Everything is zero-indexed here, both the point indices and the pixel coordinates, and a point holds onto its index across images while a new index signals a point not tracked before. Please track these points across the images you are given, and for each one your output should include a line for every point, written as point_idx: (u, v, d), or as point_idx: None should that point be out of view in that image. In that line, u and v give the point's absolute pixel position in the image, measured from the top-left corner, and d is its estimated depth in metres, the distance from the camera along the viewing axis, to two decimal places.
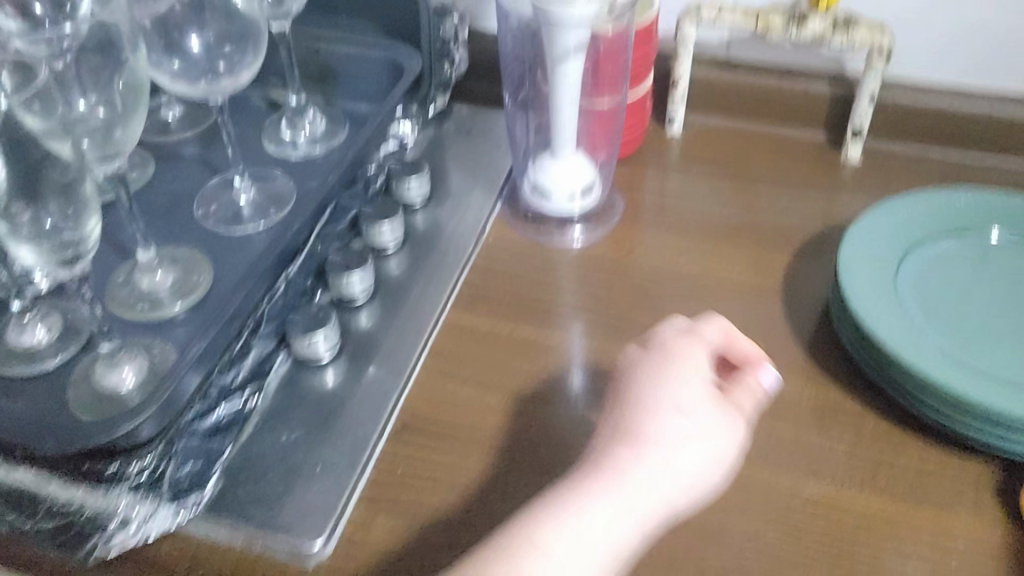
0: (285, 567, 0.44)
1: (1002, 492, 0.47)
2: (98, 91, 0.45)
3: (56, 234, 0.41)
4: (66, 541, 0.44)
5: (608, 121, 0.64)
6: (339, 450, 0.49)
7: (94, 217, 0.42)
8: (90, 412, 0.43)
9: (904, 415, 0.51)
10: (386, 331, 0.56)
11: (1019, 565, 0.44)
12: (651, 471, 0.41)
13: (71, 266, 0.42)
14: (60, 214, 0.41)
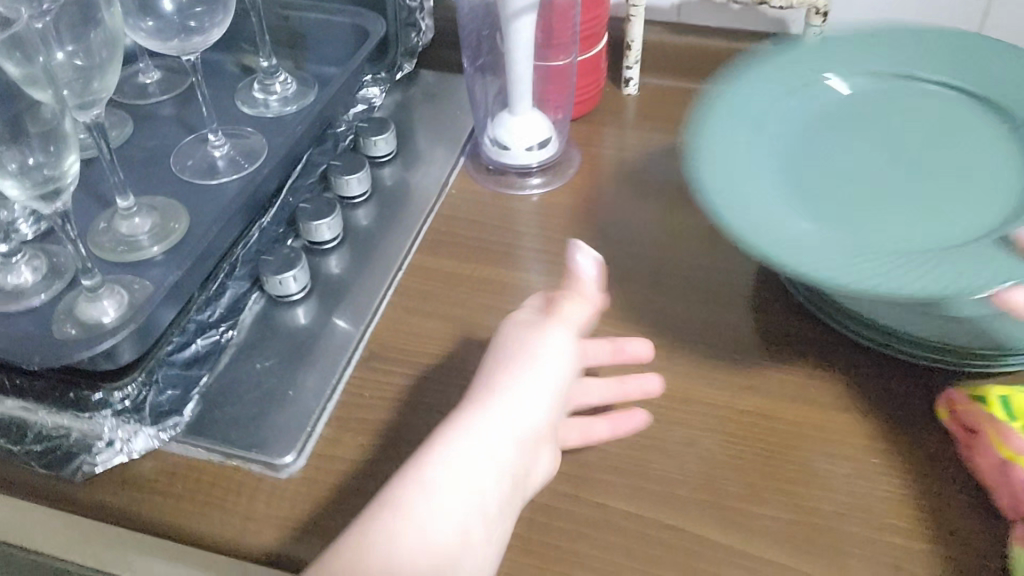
0: (259, 478, 0.48)
1: (926, 399, 0.51)
2: (76, 43, 0.49)
3: (38, 169, 0.44)
4: (54, 460, 0.48)
5: (562, 79, 0.67)
6: (310, 377, 0.53)
7: (72, 155, 0.45)
8: (72, 335, 0.48)
9: (834, 336, 0.55)
10: (354, 274, 0.60)
11: (936, 460, 0.48)
12: (483, 447, 0.41)
13: (52, 202, 0.45)
14: (41, 151, 0.44)
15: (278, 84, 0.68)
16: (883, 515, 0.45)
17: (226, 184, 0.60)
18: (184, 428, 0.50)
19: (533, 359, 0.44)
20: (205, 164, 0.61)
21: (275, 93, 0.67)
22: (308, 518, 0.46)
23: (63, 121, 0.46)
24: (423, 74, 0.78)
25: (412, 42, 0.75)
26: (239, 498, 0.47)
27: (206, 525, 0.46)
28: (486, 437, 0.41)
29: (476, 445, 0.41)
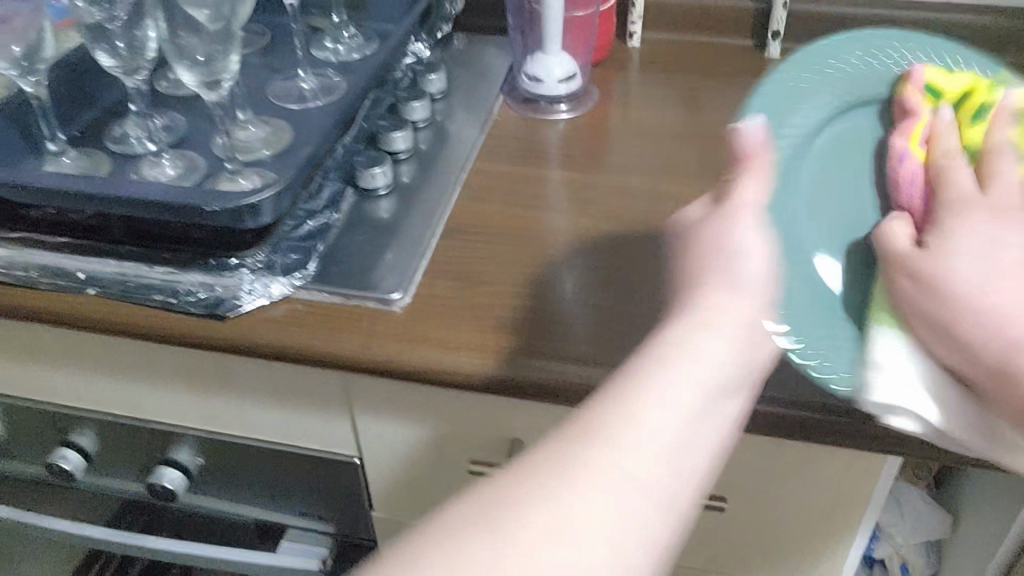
0: (376, 311, 0.61)
1: None
2: None
3: (210, 63, 0.60)
4: (211, 304, 0.60)
5: (585, 28, 0.82)
6: (403, 245, 0.66)
7: (234, 55, 0.61)
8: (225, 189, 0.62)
9: None
10: (423, 177, 0.73)
11: None
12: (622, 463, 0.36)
13: (217, 88, 0.61)
14: (213, 51, 0.60)
15: (347, 38, 0.82)
16: None
17: (316, 107, 0.73)
18: (309, 278, 0.62)
19: (740, 273, 0.43)
20: (296, 95, 0.74)
21: (344, 45, 0.81)
22: (419, 333, 0.59)
23: (229, 31, 0.62)
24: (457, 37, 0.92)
25: (447, 11, 0.89)
26: (361, 324, 0.60)
27: (337, 345, 0.58)
28: (692, 364, 0.40)
29: (681, 367, 0.39)
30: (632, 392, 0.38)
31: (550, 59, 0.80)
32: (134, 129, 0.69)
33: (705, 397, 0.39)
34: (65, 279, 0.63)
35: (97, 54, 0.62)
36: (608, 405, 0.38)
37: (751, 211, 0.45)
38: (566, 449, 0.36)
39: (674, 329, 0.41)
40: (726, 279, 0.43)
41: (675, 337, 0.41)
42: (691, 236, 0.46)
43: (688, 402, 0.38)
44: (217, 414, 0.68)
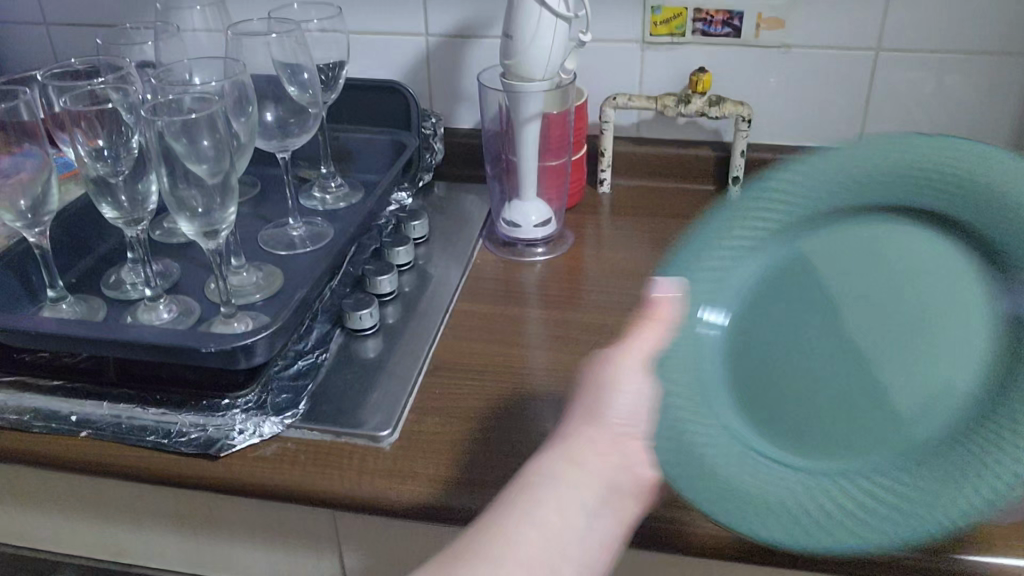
0: (365, 448, 0.62)
1: None
2: (238, 116, 0.70)
3: (209, 215, 0.64)
4: (202, 445, 0.62)
5: (558, 176, 0.86)
6: (391, 383, 0.68)
7: (233, 205, 0.65)
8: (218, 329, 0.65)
9: None
10: (408, 318, 0.76)
11: None
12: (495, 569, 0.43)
13: (213, 236, 0.65)
14: (212, 202, 0.64)
15: (333, 188, 0.86)
16: None
17: (305, 253, 0.76)
18: (300, 417, 0.64)
19: (629, 395, 0.49)
20: (286, 242, 0.78)
21: (331, 194, 0.85)
22: (410, 470, 0.60)
23: (230, 179, 0.66)
24: (437, 184, 0.97)
25: (428, 161, 0.93)
26: (352, 461, 0.61)
27: (330, 485, 0.60)
28: (580, 475, 0.47)
29: (568, 478, 0.47)
30: (527, 496, 0.46)
31: (525, 206, 0.84)
32: (129, 275, 0.72)
33: (590, 503, 0.46)
34: (58, 422, 0.64)
35: (101, 207, 0.65)
36: (504, 507, 0.46)
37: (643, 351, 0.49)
38: (469, 549, 0.44)
39: (569, 437, 0.48)
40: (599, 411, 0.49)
41: (561, 456, 0.48)
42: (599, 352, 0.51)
43: (575, 510, 0.46)
44: (203, 552, 0.70)
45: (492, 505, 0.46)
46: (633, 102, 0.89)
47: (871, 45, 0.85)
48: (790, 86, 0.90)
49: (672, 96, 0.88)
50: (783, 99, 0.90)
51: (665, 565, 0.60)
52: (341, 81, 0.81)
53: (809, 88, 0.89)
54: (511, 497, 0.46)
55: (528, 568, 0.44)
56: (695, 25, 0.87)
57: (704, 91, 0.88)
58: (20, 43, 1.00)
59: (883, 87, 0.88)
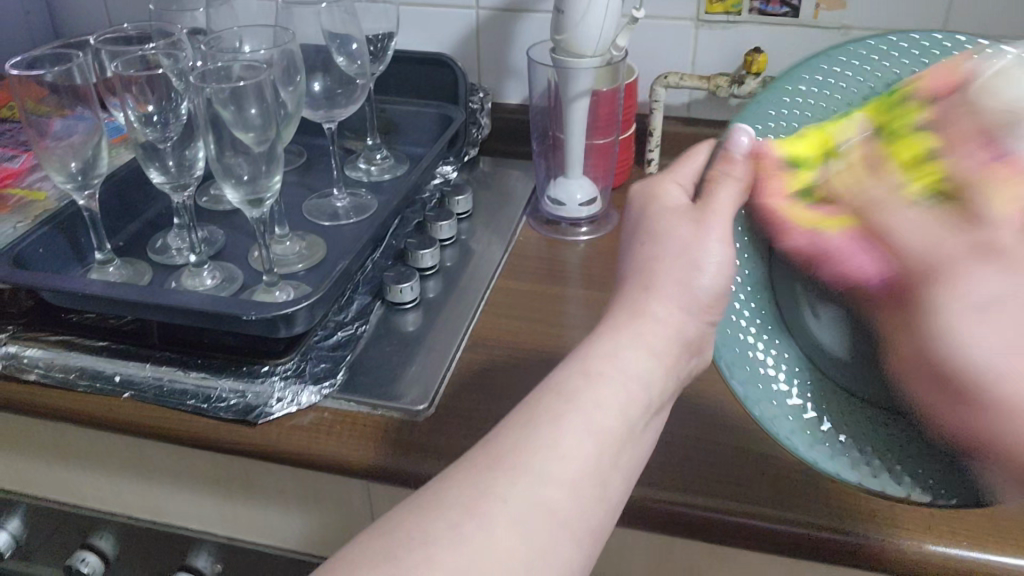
0: (401, 421, 0.63)
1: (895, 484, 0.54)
2: (287, 84, 0.69)
3: (253, 183, 0.64)
4: (241, 411, 0.62)
5: (605, 154, 0.85)
6: (428, 359, 0.68)
7: (278, 175, 0.65)
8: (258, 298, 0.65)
9: None
10: (449, 293, 0.76)
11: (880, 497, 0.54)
12: (558, 436, 0.39)
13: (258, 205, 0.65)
14: (257, 169, 0.64)
15: (379, 161, 0.86)
16: None
17: (349, 225, 0.77)
18: (337, 387, 0.64)
19: (688, 285, 0.44)
20: (330, 212, 0.78)
21: (377, 166, 0.85)
22: (445, 446, 0.60)
23: (275, 148, 0.66)
24: (482, 160, 0.96)
25: (473, 136, 0.93)
26: (387, 432, 0.62)
27: (365, 455, 0.60)
28: (606, 394, 0.41)
29: (617, 384, 0.41)
30: (552, 413, 0.40)
31: (570, 183, 0.84)
32: (176, 241, 0.73)
33: (631, 418, 0.41)
34: (103, 382, 0.65)
35: (149, 171, 0.65)
36: (547, 390, 0.41)
37: (720, 220, 0.46)
38: (497, 457, 0.39)
39: (608, 342, 0.43)
40: (676, 286, 0.45)
41: (610, 332, 0.43)
42: (644, 231, 0.48)
43: (607, 430, 0.40)
44: (243, 517, 0.71)
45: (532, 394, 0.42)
46: (684, 81, 0.87)
47: (935, 29, 0.83)
48: None
49: (725, 76, 0.86)
50: None
51: (698, 553, 0.59)
52: (389, 52, 0.80)
53: None
54: (536, 411, 0.40)
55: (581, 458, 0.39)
56: (752, 3, 0.85)
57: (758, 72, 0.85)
58: (78, 11, 1.01)
59: None
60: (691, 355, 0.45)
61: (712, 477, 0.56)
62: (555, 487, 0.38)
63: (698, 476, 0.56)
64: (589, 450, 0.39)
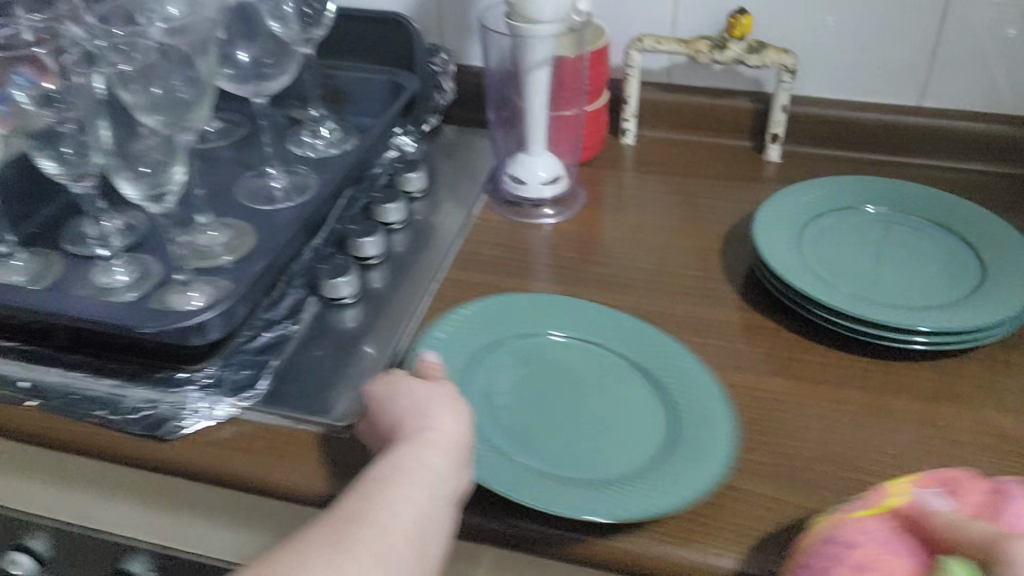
0: (324, 438, 0.56)
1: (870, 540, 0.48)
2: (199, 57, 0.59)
3: (153, 178, 0.57)
4: (150, 426, 0.57)
5: (570, 126, 0.78)
6: (363, 363, 0.62)
7: (178, 169, 0.58)
8: (170, 302, 0.59)
9: (801, 322, 0.64)
10: (394, 286, 0.69)
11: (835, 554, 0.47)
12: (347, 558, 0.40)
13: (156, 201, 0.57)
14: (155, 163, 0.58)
15: (326, 134, 0.79)
16: (847, 453, 0.54)
17: (285, 209, 0.70)
18: (259, 398, 0.59)
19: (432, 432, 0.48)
20: (264, 196, 0.71)
21: (323, 140, 0.78)
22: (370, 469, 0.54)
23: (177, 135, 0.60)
24: (445, 129, 0.89)
25: (436, 102, 0.85)
26: (308, 451, 0.55)
27: (280, 479, 0.54)
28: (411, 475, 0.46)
29: (397, 504, 0.44)
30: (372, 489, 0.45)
31: (534, 161, 0.76)
32: (92, 229, 0.66)
33: (414, 524, 0.43)
34: (6, 388, 0.60)
35: (42, 159, 0.59)
36: (334, 522, 0.43)
37: (443, 387, 0.52)
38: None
39: (378, 479, 0.45)
40: (417, 426, 0.49)
41: (372, 481, 0.45)
42: (389, 412, 0.51)
43: (408, 508, 0.44)
44: (171, 528, 0.66)
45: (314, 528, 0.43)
46: (661, 45, 0.79)
47: None
48: (843, 32, 0.79)
49: (706, 40, 0.78)
50: (835, 46, 0.80)
51: None
52: (329, 14, 0.71)
53: (864, 34, 0.78)
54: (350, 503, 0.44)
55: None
56: None
57: (742, 36, 0.77)
58: None
59: (952, 36, 0.76)
60: (460, 477, 0.47)
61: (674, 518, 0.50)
62: None
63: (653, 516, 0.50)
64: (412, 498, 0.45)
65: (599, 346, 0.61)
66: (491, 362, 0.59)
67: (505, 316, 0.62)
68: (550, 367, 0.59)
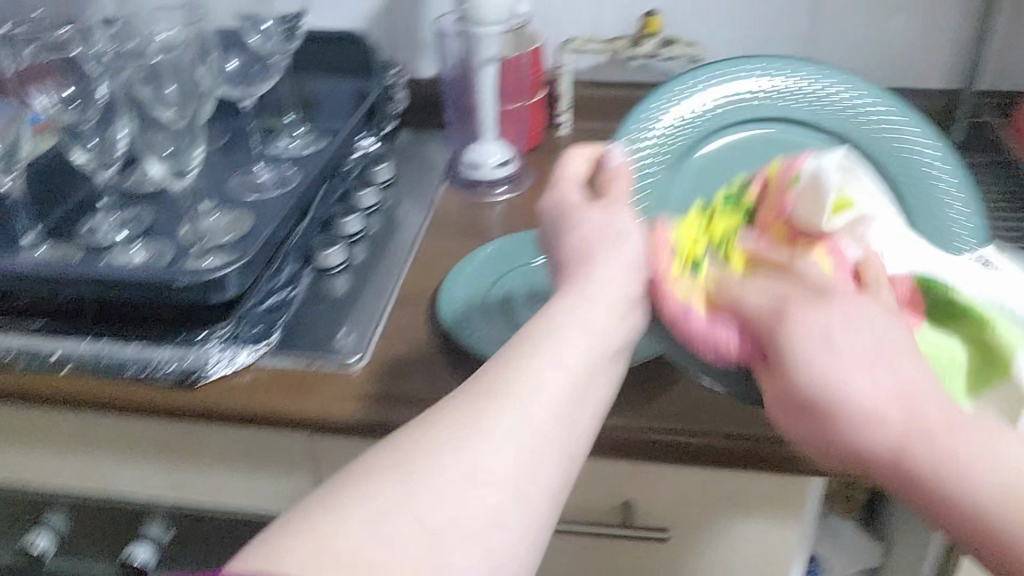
0: (335, 375, 0.66)
1: None
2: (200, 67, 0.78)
3: (175, 161, 0.74)
4: (180, 373, 0.65)
5: (516, 119, 0.91)
6: (358, 319, 0.71)
7: (194, 152, 0.75)
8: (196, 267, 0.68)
9: None
10: (376, 257, 0.79)
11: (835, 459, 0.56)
12: (455, 458, 0.37)
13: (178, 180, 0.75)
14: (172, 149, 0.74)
15: (299, 136, 0.89)
16: None
17: (272, 197, 0.79)
18: (273, 347, 0.68)
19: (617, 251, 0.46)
20: (254, 187, 0.80)
21: (297, 142, 0.88)
22: (377, 393, 0.64)
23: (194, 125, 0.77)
24: (402, 132, 0.99)
25: (391, 110, 0.95)
26: (322, 386, 0.65)
27: (304, 409, 0.63)
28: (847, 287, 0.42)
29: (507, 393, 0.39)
30: (507, 365, 0.40)
31: (487, 146, 0.89)
32: (104, 221, 0.74)
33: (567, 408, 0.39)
34: (41, 360, 0.66)
35: (77, 152, 0.74)
36: (466, 407, 0.39)
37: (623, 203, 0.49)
38: (434, 443, 0.37)
39: (539, 337, 0.41)
40: (584, 267, 0.45)
41: (532, 346, 0.41)
42: (570, 220, 0.48)
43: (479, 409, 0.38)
44: (185, 482, 0.72)
45: (433, 420, 0.38)
46: (587, 46, 0.92)
47: None
48: (737, 28, 0.93)
49: (625, 39, 0.92)
50: (732, 40, 0.94)
51: (624, 472, 0.63)
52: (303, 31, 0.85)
53: (750, 32, 0.93)
54: (476, 392, 0.39)
55: (451, 474, 0.36)
56: None
57: (655, 33, 0.91)
58: None
59: (825, 25, 0.91)
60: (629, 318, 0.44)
61: (660, 400, 0.60)
62: (427, 487, 0.35)
63: (638, 401, 0.59)
64: (550, 411, 0.39)
65: None
66: (496, 289, 0.72)
67: (509, 255, 0.76)
68: (546, 283, 0.73)
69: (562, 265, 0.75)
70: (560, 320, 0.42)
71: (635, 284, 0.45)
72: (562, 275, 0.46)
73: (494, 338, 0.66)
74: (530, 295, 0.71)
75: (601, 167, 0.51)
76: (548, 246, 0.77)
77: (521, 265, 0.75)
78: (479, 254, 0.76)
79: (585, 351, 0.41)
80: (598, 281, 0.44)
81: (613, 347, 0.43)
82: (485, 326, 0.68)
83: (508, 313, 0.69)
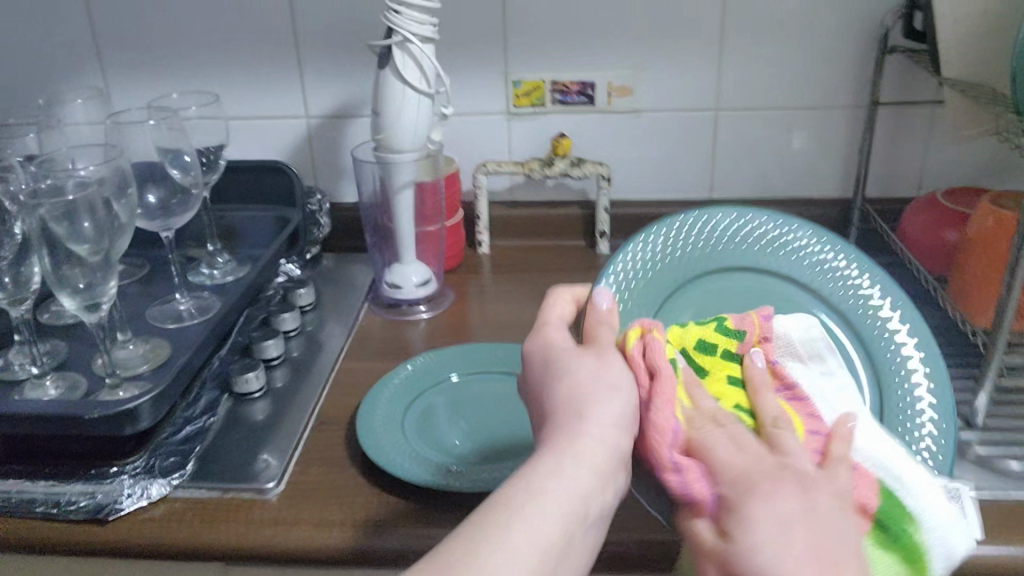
0: (252, 502, 0.65)
1: None
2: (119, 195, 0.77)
3: (89, 292, 0.72)
4: (92, 509, 0.63)
5: (434, 241, 0.94)
6: (276, 445, 0.71)
7: (111, 283, 0.74)
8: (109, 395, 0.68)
9: None
10: (297, 380, 0.79)
11: None
12: None
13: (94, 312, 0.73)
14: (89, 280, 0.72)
15: (220, 265, 0.90)
16: None
17: (193, 325, 0.79)
18: (187, 477, 0.67)
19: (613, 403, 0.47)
20: (174, 316, 0.81)
21: (219, 270, 0.89)
22: (295, 516, 0.63)
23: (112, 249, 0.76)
24: (326, 257, 1.01)
25: (315, 235, 0.98)
26: (238, 514, 0.64)
27: (220, 538, 0.62)
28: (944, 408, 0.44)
29: (519, 531, 0.41)
30: (517, 506, 0.42)
31: (407, 268, 0.91)
32: (18, 357, 0.74)
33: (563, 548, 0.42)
34: None
35: None
36: (476, 542, 0.40)
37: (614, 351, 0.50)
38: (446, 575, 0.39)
39: (544, 477, 0.43)
40: (572, 415, 0.47)
41: (537, 486, 0.43)
42: (556, 369, 0.50)
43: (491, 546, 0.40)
44: None
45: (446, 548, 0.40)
46: (501, 168, 0.97)
47: (709, 106, 0.95)
48: (642, 148, 0.99)
49: (537, 161, 0.96)
50: (637, 160, 1.00)
51: None
52: (220, 163, 0.90)
53: (654, 151, 0.99)
54: (486, 524, 0.41)
55: None
56: (553, 96, 0.96)
57: (565, 154, 0.96)
58: None
59: (723, 143, 0.97)
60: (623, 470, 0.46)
61: None
62: None
63: None
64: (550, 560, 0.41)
65: (500, 369, 0.78)
66: (415, 408, 0.73)
67: (428, 372, 0.77)
68: (461, 400, 0.74)
69: (479, 381, 0.77)
70: (565, 464, 0.44)
71: (627, 436, 0.46)
72: (549, 425, 0.48)
73: (412, 455, 0.67)
74: (447, 413, 0.73)
75: (588, 314, 0.53)
76: (466, 361, 0.79)
77: (439, 382, 0.76)
78: (399, 372, 0.77)
79: (561, 519, 0.42)
80: (594, 430, 0.46)
81: (596, 512, 0.44)
82: (404, 445, 0.68)
83: (427, 431, 0.70)
